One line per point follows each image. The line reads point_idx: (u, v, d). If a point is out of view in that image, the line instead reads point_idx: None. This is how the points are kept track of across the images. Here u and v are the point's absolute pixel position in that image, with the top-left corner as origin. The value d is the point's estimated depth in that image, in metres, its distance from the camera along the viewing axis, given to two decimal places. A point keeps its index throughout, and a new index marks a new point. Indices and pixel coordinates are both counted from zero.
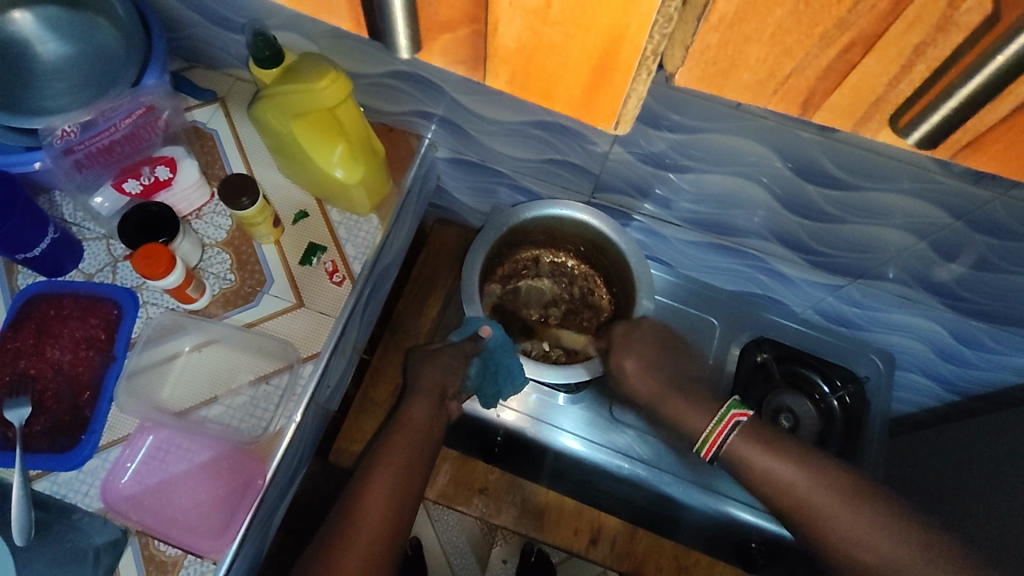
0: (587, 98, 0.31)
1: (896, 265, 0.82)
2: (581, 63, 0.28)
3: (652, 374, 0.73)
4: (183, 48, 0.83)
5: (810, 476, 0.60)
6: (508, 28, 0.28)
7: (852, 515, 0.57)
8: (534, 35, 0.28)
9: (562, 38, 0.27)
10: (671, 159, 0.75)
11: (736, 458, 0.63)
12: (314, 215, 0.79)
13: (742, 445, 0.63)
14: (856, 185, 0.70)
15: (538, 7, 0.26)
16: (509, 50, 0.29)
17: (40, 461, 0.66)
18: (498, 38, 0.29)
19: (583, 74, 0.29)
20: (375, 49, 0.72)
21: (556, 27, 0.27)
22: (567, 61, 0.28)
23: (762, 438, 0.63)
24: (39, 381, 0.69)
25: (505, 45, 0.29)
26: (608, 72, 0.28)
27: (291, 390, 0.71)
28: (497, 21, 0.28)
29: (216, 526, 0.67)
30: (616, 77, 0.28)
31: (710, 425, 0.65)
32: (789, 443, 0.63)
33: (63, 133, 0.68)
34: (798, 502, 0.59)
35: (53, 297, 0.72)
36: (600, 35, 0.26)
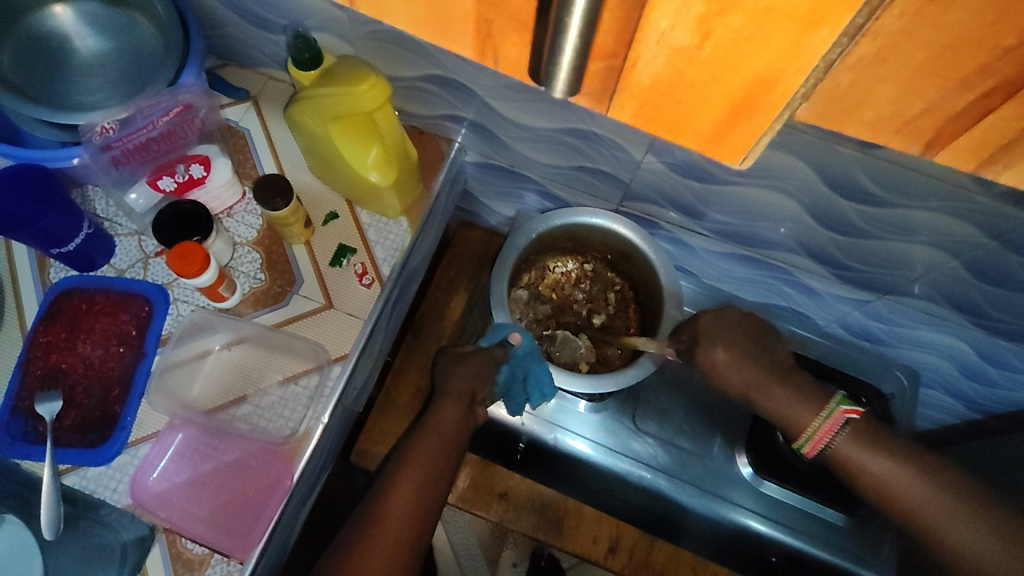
0: (717, 134, 0.25)
1: (925, 282, 0.82)
2: (716, 103, 0.23)
3: (748, 365, 0.62)
4: (217, 46, 0.83)
5: (925, 482, 0.54)
6: (648, 67, 0.23)
7: (967, 528, 0.52)
8: (674, 74, 0.23)
9: (703, 80, 0.22)
10: (704, 171, 0.74)
11: (842, 461, 0.58)
12: (344, 216, 0.79)
13: (853, 446, 0.57)
14: (892, 202, 0.69)
15: (687, 47, 0.21)
16: (641, 86, 0.24)
17: (71, 455, 0.66)
18: (633, 75, 0.24)
19: (713, 119, 0.24)
20: (412, 52, 0.72)
21: (700, 67, 0.22)
22: (703, 100, 0.23)
23: (872, 439, 0.57)
24: (70, 376, 0.69)
25: (637, 81, 0.24)
26: (745, 114, 0.23)
27: (320, 392, 0.71)
28: (636, 56, 0.23)
29: (243, 526, 0.67)
30: (755, 118, 0.23)
31: (817, 421, 0.59)
32: (898, 443, 0.57)
33: (102, 130, 0.68)
34: (907, 511, 0.55)
35: (85, 292, 0.73)
36: (738, 80, 0.22)
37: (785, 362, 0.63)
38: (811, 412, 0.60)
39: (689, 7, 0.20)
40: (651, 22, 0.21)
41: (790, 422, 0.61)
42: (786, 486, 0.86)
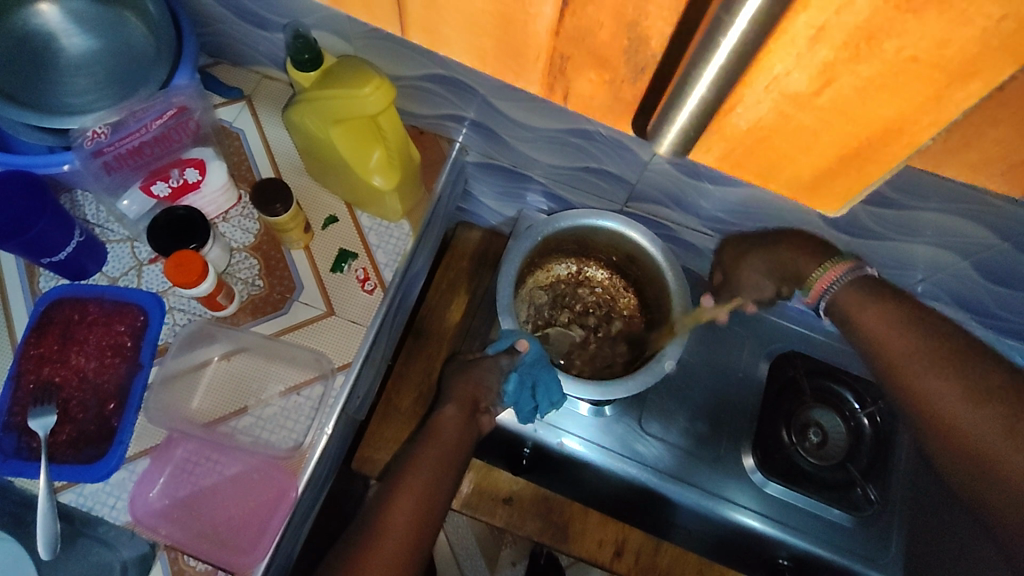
0: (809, 182, 0.50)
1: (930, 282, 0.82)
2: (821, 150, 0.45)
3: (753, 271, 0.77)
4: (210, 44, 0.80)
5: (899, 320, 0.59)
6: (745, 113, 0.43)
7: (927, 377, 0.55)
8: (777, 118, 0.42)
9: (809, 122, 0.42)
10: (709, 171, 0.73)
11: (840, 306, 0.65)
12: (344, 220, 0.77)
13: (846, 297, 0.64)
14: (903, 204, 0.69)
15: (798, 95, 0.39)
16: (736, 126, 0.45)
17: (65, 472, 0.64)
18: (731, 120, 0.44)
19: (823, 161, 0.46)
20: (415, 52, 0.69)
21: (812, 113, 0.41)
22: (798, 143, 0.44)
23: (864, 288, 0.63)
24: (64, 389, 0.67)
25: (732, 126, 0.45)
26: (855, 164, 0.45)
27: (324, 402, 0.70)
28: (740, 105, 0.42)
29: (247, 541, 0.65)
30: (864, 167, 0.45)
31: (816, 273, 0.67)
32: (893, 292, 0.62)
33: (93, 135, 0.66)
34: (879, 353, 0.59)
35: (77, 301, 0.70)
36: (869, 128, 0.41)
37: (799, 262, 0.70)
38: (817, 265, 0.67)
39: (815, 50, 0.35)
40: (769, 67, 0.37)
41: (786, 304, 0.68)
42: (792, 488, 0.86)
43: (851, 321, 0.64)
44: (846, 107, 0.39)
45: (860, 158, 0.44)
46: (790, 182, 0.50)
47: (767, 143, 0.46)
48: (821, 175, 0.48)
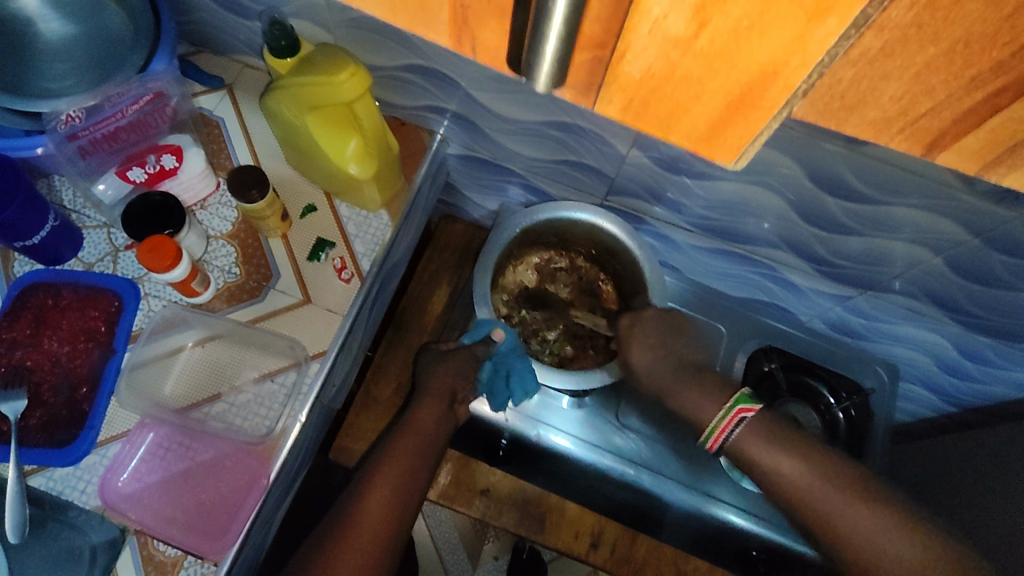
0: (711, 130, 0.22)
1: (906, 278, 0.82)
2: (714, 98, 0.20)
3: (658, 358, 0.73)
4: (190, 32, 0.80)
5: (808, 472, 0.59)
6: (630, 56, 0.20)
7: (851, 512, 0.57)
8: (666, 67, 0.20)
9: (701, 69, 0.19)
10: (688, 165, 0.73)
11: (740, 454, 0.63)
12: (322, 209, 0.77)
13: (749, 438, 0.63)
14: (875, 199, 0.70)
15: (681, 36, 0.19)
16: (630, 80, 0.21)
17: (37, 456, 0.64)
18: (620, 68, 0.20)
19: (716, 112, 0.21)
20: (395, 42, 0.70)
21: (697, 61, 0.19)
22: (700, 97, 0.20)
23: (763, 432, 0.62)
24: (36, 373, 0.67)
25: (625, 74, 0.21)
26: (744, 111, 0.20)
27: (297, 389, 0.70)
28: (625, 46, 0.20)
29: (217, 527, 0.66)
30: (752, 115, 0.20)
31: (718, 416, 0.64)
32: (794, 437, 0.62)
33: (67, 119, 0.65)
34: (810, 508, 0.58)
35: (51, 286, 0.70)
36: (757, 74, 0.19)
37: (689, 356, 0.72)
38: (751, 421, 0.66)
39: None
40: (643, 7, 0.18)
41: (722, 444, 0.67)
42: None
43: (753, 465, 0.62)
44: (734, 50, 0.18)
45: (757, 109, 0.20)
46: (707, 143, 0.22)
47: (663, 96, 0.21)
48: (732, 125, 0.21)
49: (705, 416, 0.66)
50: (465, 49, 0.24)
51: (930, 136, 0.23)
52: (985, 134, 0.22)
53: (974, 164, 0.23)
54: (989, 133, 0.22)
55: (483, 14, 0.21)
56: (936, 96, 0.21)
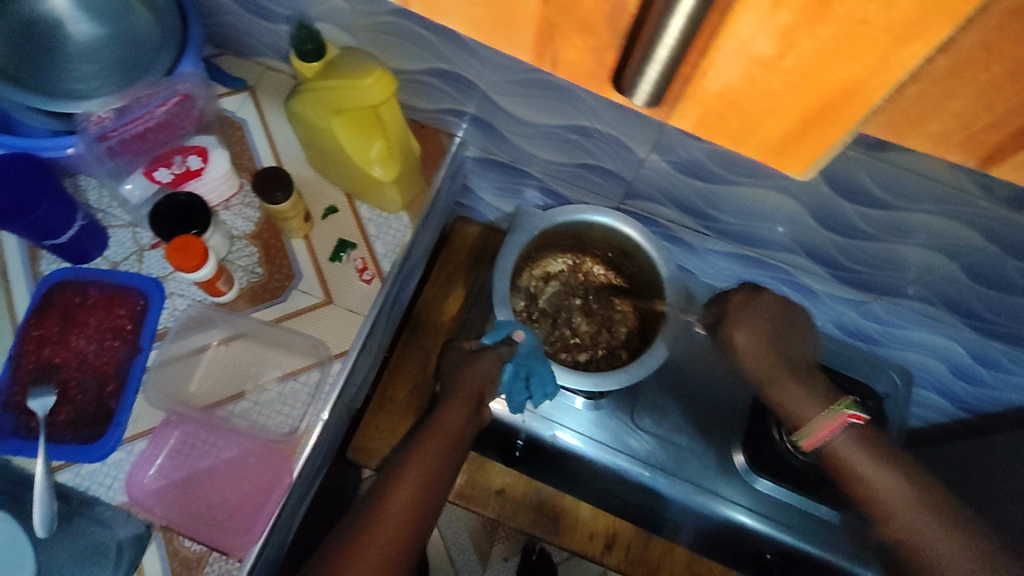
0: (785, 140, 0.27)
1: (921, 283, 0.83)
2: (790, 111, 0.25)
3: (766, 349, 0.65)
4: (214, 34, 0.81)
5: (908, 487, 0.57)
6: (719, 72, 0.24)
7: (939, 530, 0.54)
8: (748, 82, 0.24)
9: (783, 89, 0.24)
10: (709, 170, 0.74)
11: (835, 460, 0.61)
12: (343, 211, 0.78)
13: (853, 447, 0.61)
14: (894, 205, 0.70)
15: (765, 55, 0.23)
16: (709, 93, 0.26)
17: (63, 453, 0.64)
18: (703, 83, 0.25)
19: (788, 122, 0.26)
20: (419, 46, 0.71)
21: (780, 78, 0.24)
22: (778, 108, 0.25)
23: (868, 443, 0.61)
24: (63, 371, 0.68)
25: (707, 89, 0.26)
26: (819, 124, 0.25)
27: (320, 388, 0.71)
28: (709, 64, 0.24)
29: (241, 525, 0.66)
30: (827, 128, 0.25)
31: (822, 416, 0.62)
32: (896, 455, 0.60)
33: (98, 119, 0.66)
34: (894, 519, 0.57)
35: (79, 285, 0.71)
36: (827, 97, 0.24)
37: (805, 359, 0.66)
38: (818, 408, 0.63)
39: (776, 16, 0.21)
40: (732, 30, 0.22)
41: None
42: (781, 484, 0.86)
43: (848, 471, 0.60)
44: (815, 80, 0.23)
45: (811, 128, 0.26)
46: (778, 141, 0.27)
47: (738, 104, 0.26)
48: (805, 129, 0.26)
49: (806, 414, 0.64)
50: (545, 63, 0.28)
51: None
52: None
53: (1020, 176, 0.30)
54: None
55: (570, 31, 0.25)
56: (994, 111, 0.29)
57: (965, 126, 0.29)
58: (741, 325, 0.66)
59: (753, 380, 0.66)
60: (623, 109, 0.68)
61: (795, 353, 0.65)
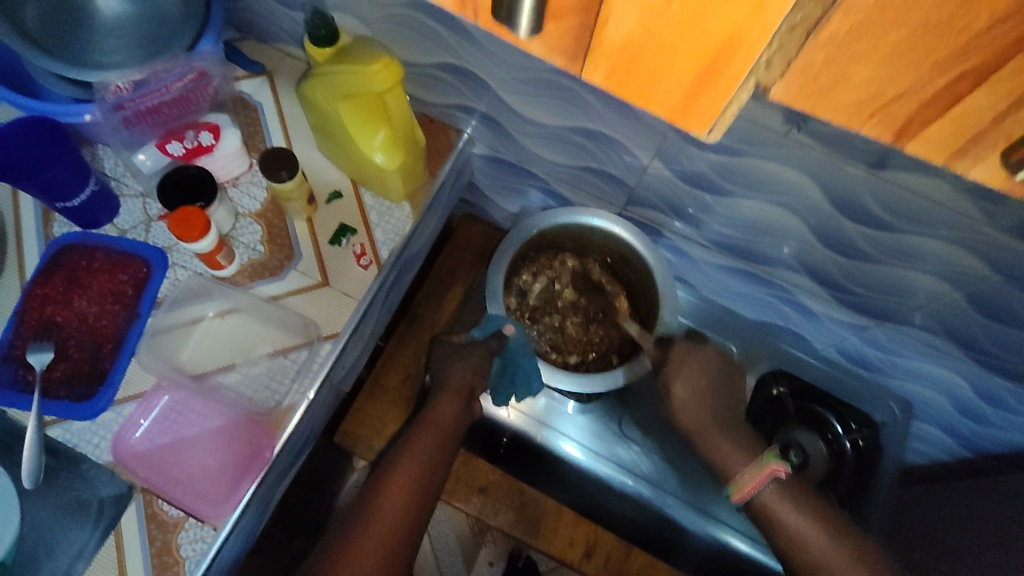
0: (687, 102, 0.24)
1: (925, 311, 0.81)
2: (687, 66, 0.23)
3: (697, 400, 0.72)
4: (237, 19, 0.84)
5: (827, 539, 0.63)
6: (616, 20, 0.22)
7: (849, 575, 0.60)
8: (644, 32, 0.22)
9: (677, 37, 0.22)
10: (711, 182, 0.74)
11: (762, 510, 0.66)
12: (347, 197, 0.80)
13: (777, 499, 0.66)
14: (897, 228, 0.69)
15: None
16: (613, 45, 0.23)
17: (56, 408, 0.66)
18: (605, 32, 0.23)
19: (685, 80, 0.23)
20: (431, 39, 0.73)
21: (672, 26, 0.21)
22: (674, 63, 0.23)
23: (791, 493, 0.66)
24: (63, 329, 0.70)
25: (608, 40, 0.23)
26: (715, 77, 0.23)
27: (308, 366, 0.72)
28: (607, 13, 0.22)
29: (221, 492, 0.67)
30: (721, 81, 0.23)
31: (746, 473, 0.68)
32: (814, 503, 0.65)
33: (116, 89, 0.68)
34: (809, 562, 0.62)
35: (87, 249, 0.74)
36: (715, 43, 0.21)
37: (730, 414, 0.74)
38: (743, 462, 0.69)
39: None
40: None
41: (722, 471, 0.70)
42: None
43: (770, 516, 0.65)
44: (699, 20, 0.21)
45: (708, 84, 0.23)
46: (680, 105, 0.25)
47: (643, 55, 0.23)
48: (700, 88, 0.23)
49: (732, 469, 0.69)
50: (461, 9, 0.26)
51: (901, 123, 0.23)
52: (950, 121, 0.22)
53: (941, 156, 0.24)
54: (956, 123, 0.22)
55: None
56: (902, 83, 0.21)
57: (874, 101, 0.22)
58: (679, 378, 0.73)
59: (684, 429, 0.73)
60: (626, 113, 0.69)
61: (722, 405, 0.73)
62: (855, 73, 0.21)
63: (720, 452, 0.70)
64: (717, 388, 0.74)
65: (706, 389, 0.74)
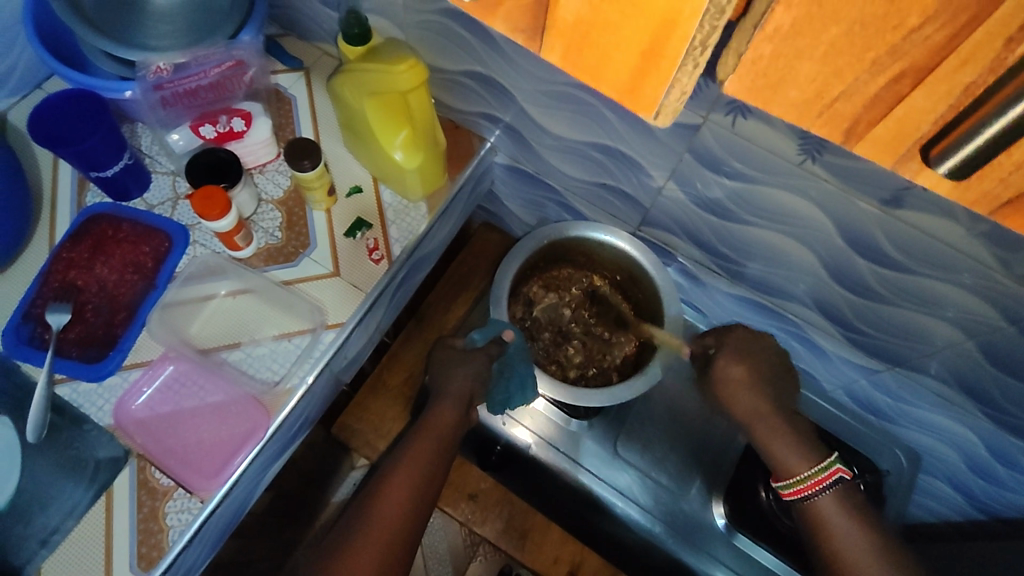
0: (633, 82, 0.28)
1: (940, 360, 0.77)
2: (631, 46, 0.27)
3: (760, 391, 0.68)
4: (280, 16, 0.88)
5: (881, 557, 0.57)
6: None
7: None
8: (592, 13, 0.26)
9: (617, 17, 0.26)
10: (726, 209, 0.74)
11: (813, 513, 0.62)
12: (367, 192, 0.82)
13: (834, 505, 0.61)
14: (912, 270, 0.67)
15: None
16: (566, 24, 0.28)
17: (67, 367, 0.69)
18: (559, 12, 0.27)
19: (628, 62, 0.28)
20: (460, 47, 0.76)
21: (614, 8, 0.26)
22: (619, 43, 0.27)
23: (850, 503, 0.61)
24: (83, 293, 0.73)
25: (562, 19, 0.28)
26: (654, 59, 0.27)
27: (310, 351, 0.74)
28: None
29: (212, 467, 0.69)
30: (661, 63, 0.27)
31: (810, 470, 0.64)
32: (870, 517, 0.60)
33: (157, 69, 0.71)
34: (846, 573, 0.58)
35: (115, 219, 0.77)
36: (654, 18, 0.25)
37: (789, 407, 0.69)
38: (802, 460, 0.64)
39: None
40: None
41: (779, 462, 0.66)
42: (762, 545, 0.84)
43: (822, 523, 0.61)
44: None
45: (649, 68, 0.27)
46: (625, 83, 0.29)
47: (590, 32, 0.27)
48: (642, 67, 0.27)
49: (789, 461, 0.65)
50: None
51: (847, 120, 0.26)
52: (893, 121, 0.26)
53: (890, 158, 0.27)
54: (895, 123, 0.26)
55: None
56: (845, 80, 0.25)
57: (820, 93, 0.26)
58: (737, 359, 0.70)
59: (742, 419, 0.69)
60: (642, 132, 0.70)
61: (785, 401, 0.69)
62: (800, 73, 0.25)
63: (777, 446, 0.66)
64: (775, 377, 0.70)
65: (764, 376, 0.69)
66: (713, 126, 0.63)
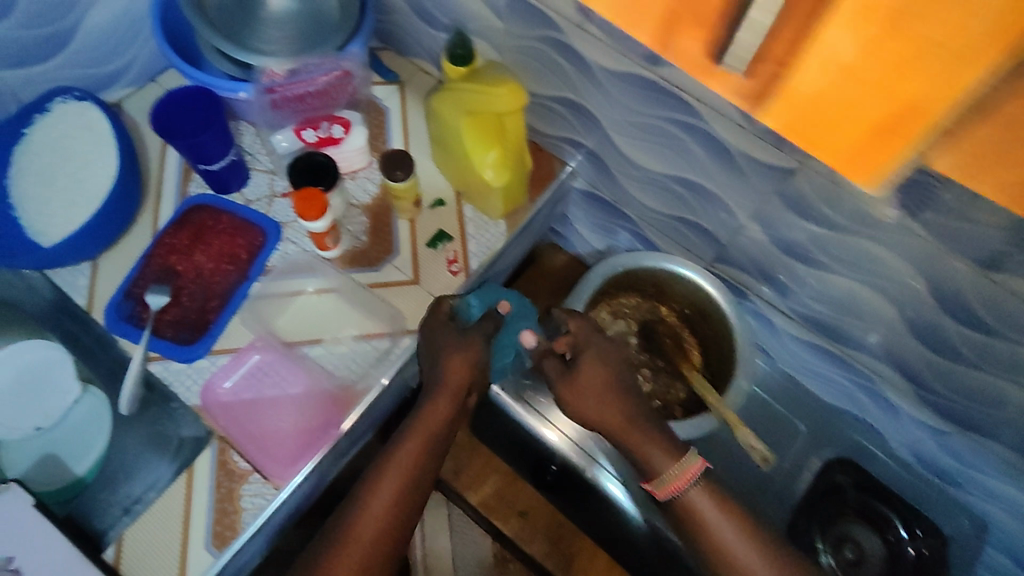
0: (856, 157, 0.41)
1: (1016, 429, 0.72)
2: (873, 109, 0.37)
3: (614, 388, 0.65)
4: (383, 31, 0.92)
5: None
6: (808, 78, 0.38)
7: None
8: (837, 81, 0.37)
9: (861, 91, 0.37)
10: (806, 251, 0.74)
11: (687, 512, 0.64)
12: (450, 205, 0.85)
13: (699, 498, 0.64)
14: (1001, 334, 0.65)
15: (848, 63, 0.36)
16: (801, 96, 0.39)
17: (161, 346, 0.73)
18: (797, 89, 0.39)
19: (863, 131, 0.39)
20: (553, 72, 0.78)
21: (883, 64, 0.35)
22: (859, 109, 0.38)
23: (713, 498, 0.64)
24: (181, 279, 0.77)
25: (799, 95, 0.39)
26: (889, 134, 0.39)
27: (388, 354, 0.77)
28: (803, 80, 0.38)
29: (288, 456, 0.72)
30: (895, 140, 0.39)
31: (672, 470, 0.64)
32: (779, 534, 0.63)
33: (271, 73, 0.76)
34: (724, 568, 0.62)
35: (214, 210, 0.81)
36: (896, 102, 0.37)
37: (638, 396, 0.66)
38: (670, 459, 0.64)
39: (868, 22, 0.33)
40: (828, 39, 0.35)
41: (648, 464, 0.64)
42: None
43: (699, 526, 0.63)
44: (882, 81, 0.36)
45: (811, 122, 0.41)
46: (845, 153, 0.41)
47: (823, 105, 0.39)
48: (880, 139, 0.40)
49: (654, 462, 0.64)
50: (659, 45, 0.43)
51: None
52: None
53: None
54: None
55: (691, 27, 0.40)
56: None
57: None
58: (598, 363, 0.66)
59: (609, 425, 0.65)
60: (731, 171, 0.71)
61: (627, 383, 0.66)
62: None
63: (646, 451, 0.64)
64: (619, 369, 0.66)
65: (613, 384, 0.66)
66: (810, 172, 0.64)
